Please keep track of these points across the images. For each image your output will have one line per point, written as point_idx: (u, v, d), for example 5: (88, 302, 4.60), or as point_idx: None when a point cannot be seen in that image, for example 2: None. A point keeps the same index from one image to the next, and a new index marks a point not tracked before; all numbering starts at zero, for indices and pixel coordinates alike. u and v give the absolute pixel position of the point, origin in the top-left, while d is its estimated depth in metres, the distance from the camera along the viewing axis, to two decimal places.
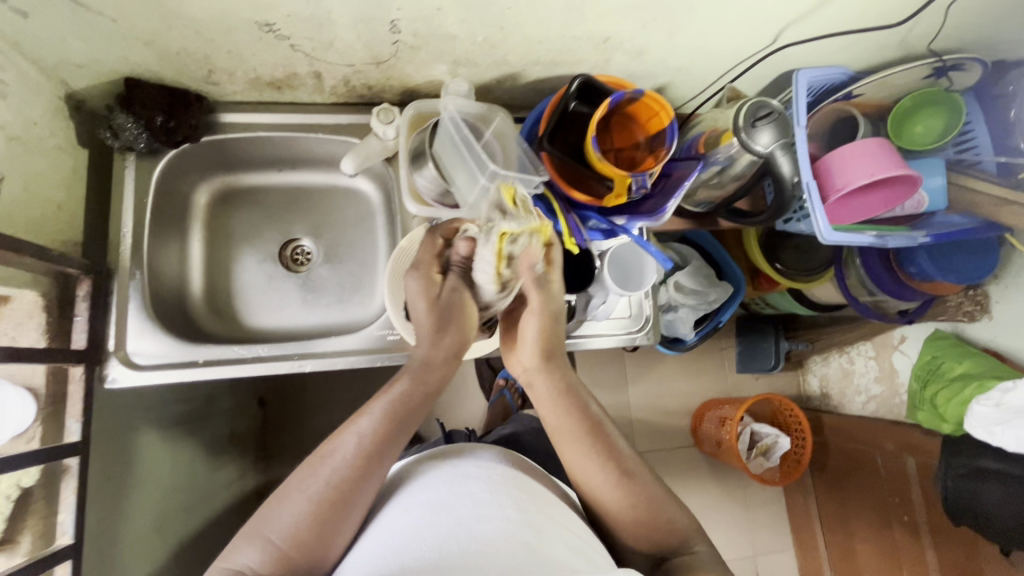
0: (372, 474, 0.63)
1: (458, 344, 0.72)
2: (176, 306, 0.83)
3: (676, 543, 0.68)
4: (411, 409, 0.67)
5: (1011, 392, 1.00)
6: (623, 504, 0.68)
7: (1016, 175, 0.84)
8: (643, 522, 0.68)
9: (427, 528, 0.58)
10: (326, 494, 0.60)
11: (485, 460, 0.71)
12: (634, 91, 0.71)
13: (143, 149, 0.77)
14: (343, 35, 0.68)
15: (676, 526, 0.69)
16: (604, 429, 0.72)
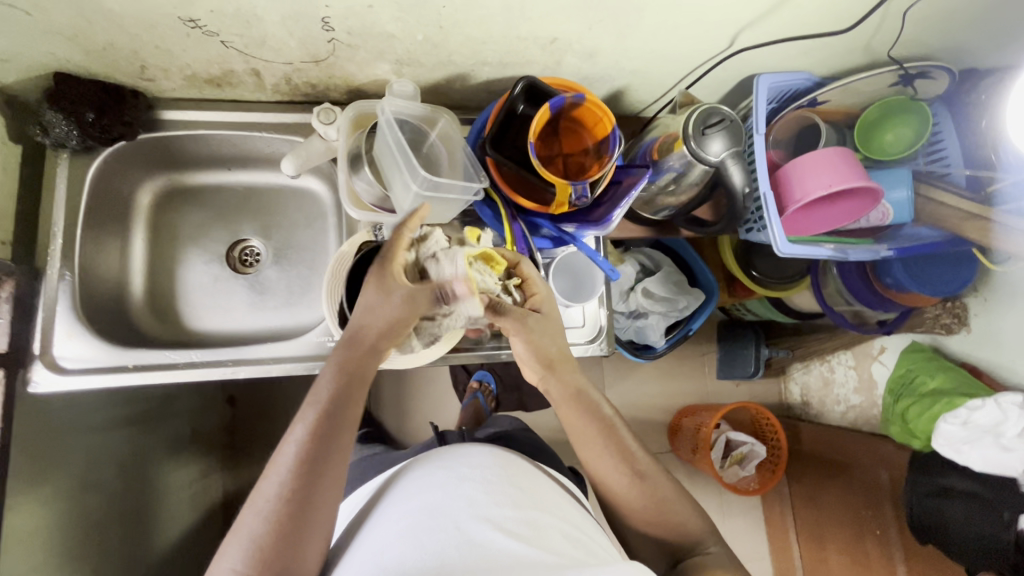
0: (323, 479, 0.60)
1: (389, 318, 0.67)
2: (114, 307, 0.81)
3: (689, 540, 0.72)
4: (346, 405, 0.64)
5: (978, 411, 0.97)
6: (642, 503, 0.72)
7: (985, 190, 0.81)
8: (656, 519, 0.73)
9: (427, 534, 0.59)
10: (279, 511, 0.57)
11: (480, 461, 0.71)
12: (574, 95, 0.69)
13: (76, 146, 0.74)
14: (274, 32, 0.65)
15: (686, 525, 0.73)
16: (617, 430, 0.74)
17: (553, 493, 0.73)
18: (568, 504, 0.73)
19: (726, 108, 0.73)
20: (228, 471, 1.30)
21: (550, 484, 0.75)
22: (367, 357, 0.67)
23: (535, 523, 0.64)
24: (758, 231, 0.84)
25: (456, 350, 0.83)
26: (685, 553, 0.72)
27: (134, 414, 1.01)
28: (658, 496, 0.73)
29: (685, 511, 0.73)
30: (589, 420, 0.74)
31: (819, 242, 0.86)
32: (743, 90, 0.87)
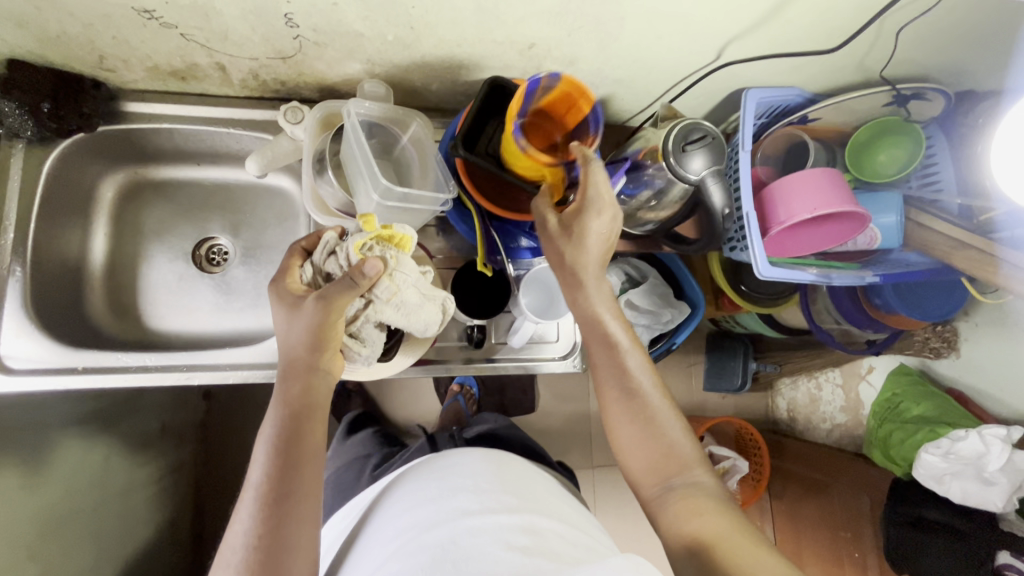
0: (293, 514, 0.57)
1: (309, 335, 0.62)
2: (70, 305, 0.78)
3: (681, 470, 0.62)
4: (302, 435, 0.61)
5: (961, 442, 0.94)
6: (634, 432, 0.64)
7: (976, 219, 0.78)
8: (645, 452, 0.64)
9: (418, 546, 0.56)
10: (250, 559, 0.54)
11: (473, 468, 0.69)
12: (550, 75, 0.64)
13: (32, 137, 0.71)
14: (235, 27, 0.62)
15: (681, 457, 0.63)
16: (621, 352, 0.67)
17: (551, 495, 0.70)
18: (575, 511, 0.70)
19: (709, 124, 0.70)
20: (198, 468, 1.27)
21: (555, 490, 0.73)
22: (313, 381, 0.64)
23: (541, 530, 0.59)
24: (742, 251, 0.81)
25: (425, 362, 0.81)
26: (674, 481, 0.61)
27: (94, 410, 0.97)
28: (652, 423, 0.64)
29: (681, 442, 0.64)
30: (596, 332, 0.68)
31: (804, 265, 0.83)
32: (732, 104, 0.84)
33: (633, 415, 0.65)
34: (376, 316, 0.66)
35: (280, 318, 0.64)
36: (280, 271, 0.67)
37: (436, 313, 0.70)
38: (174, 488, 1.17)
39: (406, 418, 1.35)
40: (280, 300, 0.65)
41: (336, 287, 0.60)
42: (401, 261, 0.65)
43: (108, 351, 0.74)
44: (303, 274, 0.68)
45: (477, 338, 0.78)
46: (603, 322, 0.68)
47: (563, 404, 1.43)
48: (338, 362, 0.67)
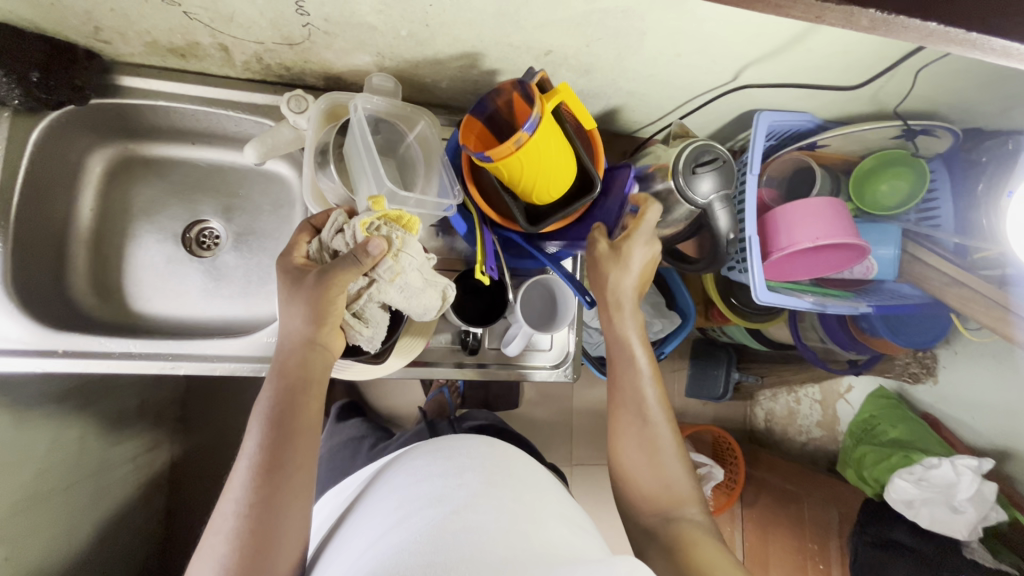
0: (286, 488, 0.56)
1: (311, 308, 0.59)
2: (52, 283, 0.75)
3: (678, 504, 0.66)
4: (298, 407, 0.60)
5: (935, 469, 0.98)
6: (639, 457, 0.69)
7: (972, 256, 0.80)
8: (648, 478, 0.68)
9: (426, 516, 0.55)
10: (241, 529, 0.53)
11: (476, 451, 0.69)
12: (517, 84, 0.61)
13: (19, 106, 0.66)
14: (243, 10, 0.59)
15: (678, 487, 0.67)
16: (641, 370, 0.73)
17: (550, 487, 0.69)
18: (569, 503, 0.70)
19: (722, 147, 0.70)
20: (175, 449, 1.24)
21: (548, 479, 0.71)
22: (309, 356, 0.61)
23: (542, 522, 0.58)
24: (741, 272, 0.83)
25: (413, 364, 0.79)
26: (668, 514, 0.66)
27: (71, 389, 0.94)
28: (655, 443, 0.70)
29: (681, 478, 0.68)
30: (623, 357, 0.74)
31: (800, 290, 0.85)
32: (742, 123, 0.84)
33: (641, 438, 0.70)
34: (380, 297, 0.61)
35: (285, 294, 0.62)
36: (286, 248, 0.65)
37: (436, 299, 0.64)
38: (148, 467, 1.14)
39: (388, 408, 1.33)
40: (283, 273, 0.63)
41: (339, 264, 0.57)
42: (407, 243, 0.59)
43: (92, 334, 0.72)
44: (308, 250, 0.65)
45: (472, 346, 0.80)
46: (632, 347, 0.74)
47: (547, 403, 1.43)
48: (337, 341, 0.64)
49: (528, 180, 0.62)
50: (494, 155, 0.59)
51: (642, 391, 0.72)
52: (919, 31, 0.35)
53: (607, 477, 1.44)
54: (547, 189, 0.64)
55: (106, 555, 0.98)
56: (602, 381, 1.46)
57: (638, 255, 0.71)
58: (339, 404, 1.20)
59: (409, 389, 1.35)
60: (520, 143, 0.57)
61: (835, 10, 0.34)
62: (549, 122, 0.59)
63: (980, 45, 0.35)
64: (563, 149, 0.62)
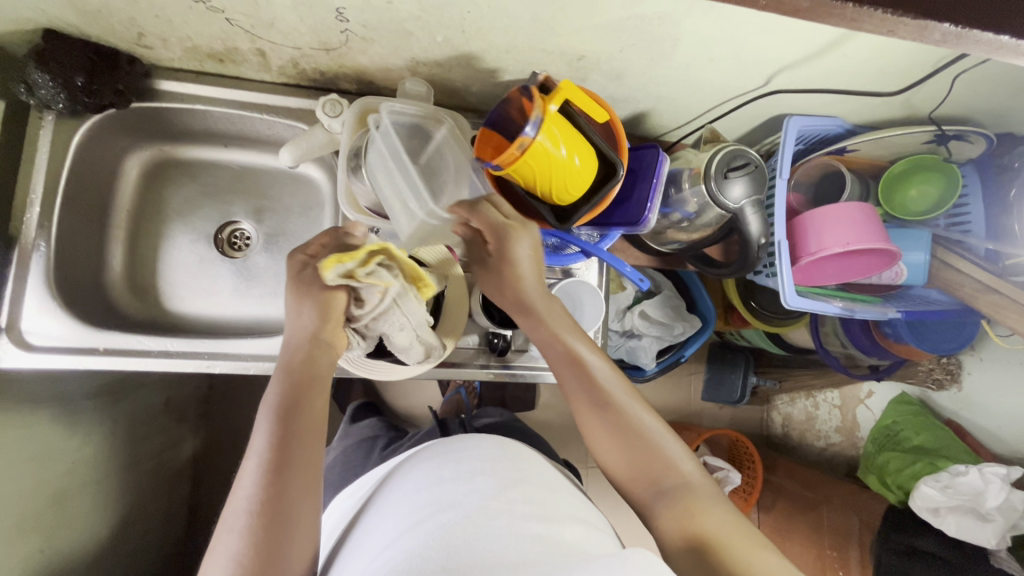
0: (298, 481, 0.55)
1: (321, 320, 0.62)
2: (89, 282, 0.77)
3: (674, 476, 0.62)
4: (306, 400, 0.59)
5: (961, 476, 0.97)
6: (620, 450, 0.64)
7: (1003, 262, 0.79)
8: (632, 464, 0.64)
9: (433, 522, 0.55)
10: (255, 525, 0.51)
11: (487, 452, 0.69)
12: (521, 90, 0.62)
13: (63, 110, 0.69)
14: (284, 16, 0.60)
15: (662, 451, 0.64)
16: (584, 357, 0.68)
17: (561, 486, 0.70)
18: (586, 508, 0.69)
19: (753, 152, 0.70)
20: (197, 445, 1.26)
21: (562, 481, 0.72)
22: (316, 355, 0.62)
23: (558, 524, 0.59)
24: (768, 277, 0.83)
25: (443, 364, 0.80)
26: (663, 486, 0.62)
27: (103, 384, 0.96)
28: (625, 419, 0.65)
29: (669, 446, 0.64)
30: (563, 361, 0.68)
31: (826, 295, 0.85)
32: (770, 128, 0.84)
33: (610, 421, 0.65)
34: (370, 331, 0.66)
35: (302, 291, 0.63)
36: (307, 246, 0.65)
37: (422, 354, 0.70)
38: (172, 463, 1.16)
39: (407, 408, 1.34)
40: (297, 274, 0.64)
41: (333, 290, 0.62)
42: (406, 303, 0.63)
43: (129, 332, 0.74)
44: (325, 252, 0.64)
45: (500, 347, 0.80)
46: (573, 350, 0.68)
47: (563, 405, 1.43)
48: (343, 344, 0.65)
49: (550, 184, 0.64)
50: (502, 162, 0.62)
51: (590, 374, 0.67)
52: (992, 44, 0.38)
53: None
54: (572, 191, 0.65)
55: (133, 550, 1.00)
56: None
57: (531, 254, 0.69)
58: (356, 403, 1.22)
59: (428, 390, 1.35)
60: (524, 147, 0.59)
61: (909, 25, 0.37)
62: (558, 122, 0.60)
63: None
64: (578, 150, 0.62)
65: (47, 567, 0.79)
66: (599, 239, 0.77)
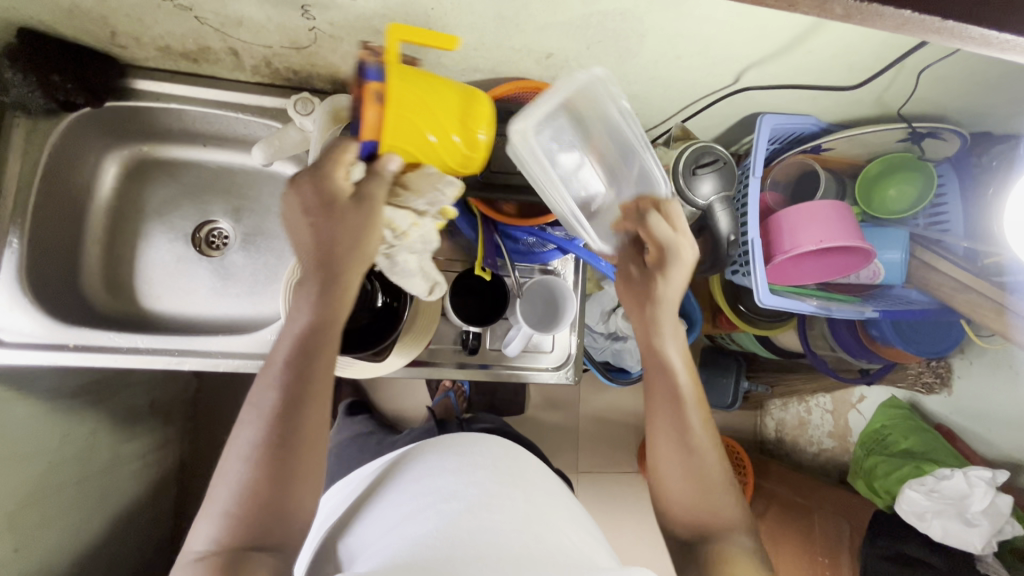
0: (299, 436, 0.55)
1: (345, 246, 0.57)
2: (64, 281, 0.77)
3: (723, 529, 0.63)
4: (319, 354, 0.57)
5: (947, 480, 0.96)
6: (682, 489, 0.65)
7: (981, 261, 0.78)
8: (692, 506, 0.64)
9: (438, 509, 0.56)
10: (257, 456, 0.53)
11: (488, 450, 0.68)
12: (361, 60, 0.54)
13: (37, 108, 0.69)
14: (252, 14, 0.61)
15: (726, 518, 0.63)
16: (680, 390, 0.68)
17: (557, 489, 0.70)
18: (577, 507, 0.69)
19: (721, 149, 0.71)
20: (183, 448, 1.25)
21: (557, 482, 0.72)
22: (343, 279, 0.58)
23: (553, 526, 0.59)
24: (743, 276, 0.83)
25: (415, 363, 0.80)
26: (714, 541, 0.62)
27: (85, 383, 0.96)
28: (704, 466, 0.65)
29: (730, 504, 0.64)
30: (664, 381, 0.69)
31: (804, 294, 0.84)
32: (746, 127, 0.84)
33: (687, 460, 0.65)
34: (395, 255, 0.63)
35: (337, 224, 0.56)
36: (327, 160, 0.55)
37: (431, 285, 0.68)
38: (155, 466, 1.15)
39: (395, 412, 1.32)
40: (317, 197, 0.56)
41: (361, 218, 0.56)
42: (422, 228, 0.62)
43: (102, 330, 0.74)
44: (351, 174, 0.56)
45: (472, 346, 0.79)
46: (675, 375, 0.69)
47: (552, 409, 1.42)
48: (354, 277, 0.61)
49: (437, 161, 0.58)
50: (371, 135, 0.55)
51: (682, 405, 0.67)
52: (895, 20, 0.34)
53: (614, 486, 1.42)
54: (465, 154, 0.58)
55: (113, 554, 0.99)
56: (608, 387, 1.45)
57: (673, 270, 0.66)
58: (345, 403, 1.21)
59: (416, 393, 1.34)
60: (380, 98, 0.53)
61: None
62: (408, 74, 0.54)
63: (959, 34, 0.35)
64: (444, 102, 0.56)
65: (20, 567, 0.78)
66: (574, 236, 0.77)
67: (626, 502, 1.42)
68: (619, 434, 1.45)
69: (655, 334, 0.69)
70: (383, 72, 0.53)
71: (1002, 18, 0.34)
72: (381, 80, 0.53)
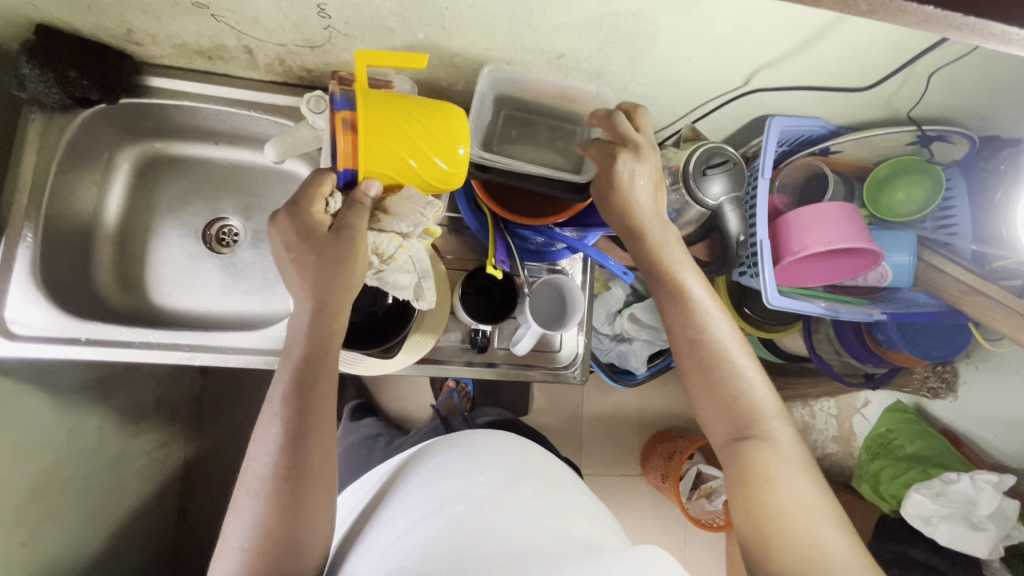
0: (307, 456, 0.55)
1: (330, 275, 0.58)
2: (76, 275, 0.78)
3: (755, 425, 0.61)
4: (316, 381, 0.58)
5: (953, 484, 0.95)
6: (707, 396, 0.63)
7: (989, 265, 0.79)
8: (718, 410, 0.63)
9: (448, 511, 0.56)
10: (269, 492, 0.54)
11: (498, 449, 0.68)
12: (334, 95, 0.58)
13: (54, 104, 0.70)
14: (268, 12, 0.62)
15: (759, 412, 0.61)
16: (686, 290, 0.65)
17: (568, 482, 0.70)
18: (592, 502, 0.69)
19: (731, 149, 0.71)
20: (189, 445, 1.26)
21: (569, 477, 0.72)
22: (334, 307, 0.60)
23: (564, 516, 0.59)
24: (752, 277, 0.83)
25: (424, 361, 0.80)
26: (748, 436, 0.61)
27: (92, 379, 0.96)
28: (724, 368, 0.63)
29: (758, 395, 0.62)
30: (665, 288, 0.66)
31: (812, 296, 0.84)
32: (754, 129, 0.84)
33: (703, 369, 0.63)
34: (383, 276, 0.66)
35: (323, 251, 0.58)
36: (305, 197, 0.59)
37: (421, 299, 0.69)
38: (161, 463, 1.15)
39: (400, 412, 1.32)
40: (296, 230, 0.58)
41: (347, 245, 0.58)
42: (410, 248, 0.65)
43: (113, 324, 0.74)
44: (329, 207, 0.60)
45: (481, 343, 0.78)
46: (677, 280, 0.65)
47: (556, 410, 1.42)
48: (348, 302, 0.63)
49: (419, 182, 0.62)
50: (348, 162, 0.59)
51: (688, 307, 0.65)
52: (916, 17, 0.35)
53: (618, 488, 1.42)
54: (437, 171, 0.61)
55: (118, 549, 0.99)
56: (612, 390, 1.45)
57: (641, 174, 0.63)
58: (351, 403, 1.21)
59: (421, 393, 1.34)
60: (351, 127, 0.57)
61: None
62: (376, 104, 0.58)
63: (978, 31, 0.35)
64: (412, 123, 0.59)
65: (28, 561, 0.78)
66: (583, 237, 0.77)
67: (630, 505, 1.42)
68: (623, 437, 1.44)
69: (650, 239, 0.66)
70: (352, 100, 0.58)
71: (1017, 14, 0.35)
72: (351, 108, 0.57)
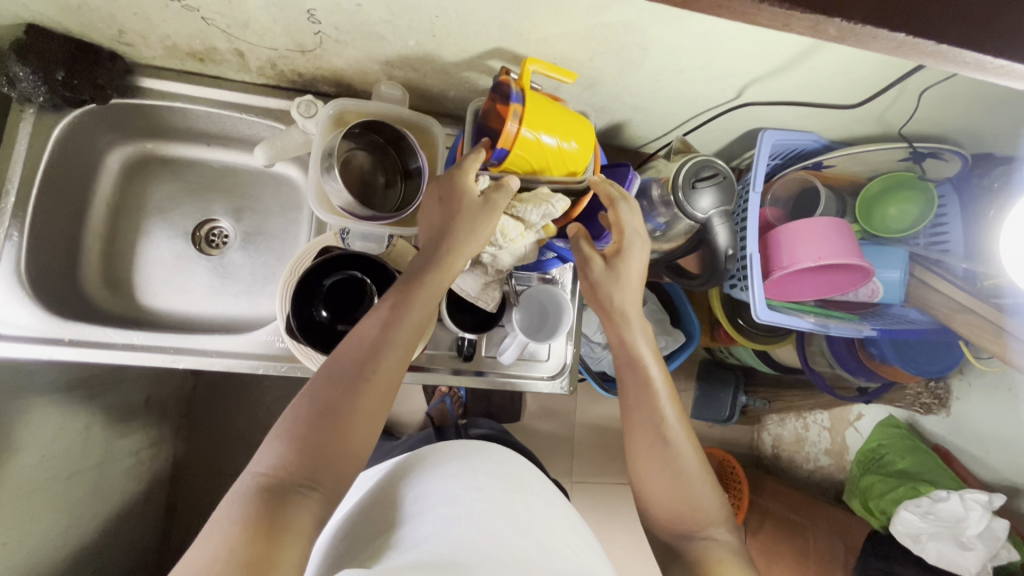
0: (358, 404, 0.56)
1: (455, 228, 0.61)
2: (63, 275, 0.77)
3: (703, 525, 0.61)
4: (399, 329, 0.59)
5: (942, 502, 0.95)
6: (660, 485, 0.63)
7: (981, 283, 0.77)
8: (671, 503, 0.62)
9: (436, 517, 0.56)
10: (328, 415, 0.54)
11: (489, 456, 0.68)
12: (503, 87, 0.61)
13: (44, 103, 0.70)
14: (258, 17, 0.61)
15: (707, 512, 0.62)
16: (651, 375, 0.66)
17: (554, 493, 0.69)
18: (574, 514, 0.69)
19: (721, 162, 0.70)
20: (178, 446, 1.25)
21: (553, 489, 0.71)
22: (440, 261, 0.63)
23: (549, 529, 0.59)
24: (741, 290, 0.83)
25: (411, 368, 0.79)
26: (695, 535, 0.61)
27: (81, 378, 0.96)
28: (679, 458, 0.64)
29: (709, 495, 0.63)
30: (636, 375, 0.67)
31: (803, 310, 0.84)
32: (748, 141, 0.84)
33: (662, 454, 0.64)
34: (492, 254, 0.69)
35: (455, 209, 0.61)
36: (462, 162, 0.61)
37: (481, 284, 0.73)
38: (148, 462, 1.14)
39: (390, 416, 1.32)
40: (449, 183, 0.62)
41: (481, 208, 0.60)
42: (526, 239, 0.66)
43: (98, 325, 0.74)
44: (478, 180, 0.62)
45: (467, 352, 0.79)
46: (645, 366, 0.66)
47: (548, 417, 1.41)
48: None
49: (558, 169, 0.64)
50: (505, 143, 0.61)
51: (653, 393, 0.66)
52: (888, 43, 0.34)
53: (609, 497, 1.41)
54: (576, 160, 0.64)
55: (102, 550, 0.98)
56: (605, 398, 1.45)
57: (633, 268, 0.68)
58: None
59: (412, 397, 1.34)
60: (520, 116, 0.60)
61: (800, 19, 0.34)
62: (540, 99, 0.62)
63: (954, 58, 0.35)
64: (564, 118, 0.62)
65: (9, 562, 0.77)
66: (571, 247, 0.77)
67: (620, 514, 1.41)
68: (614, 445, 1.44)
69: (624, 324, 0.68)
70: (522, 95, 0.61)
71: (1002, 44, 0.34)
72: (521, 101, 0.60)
